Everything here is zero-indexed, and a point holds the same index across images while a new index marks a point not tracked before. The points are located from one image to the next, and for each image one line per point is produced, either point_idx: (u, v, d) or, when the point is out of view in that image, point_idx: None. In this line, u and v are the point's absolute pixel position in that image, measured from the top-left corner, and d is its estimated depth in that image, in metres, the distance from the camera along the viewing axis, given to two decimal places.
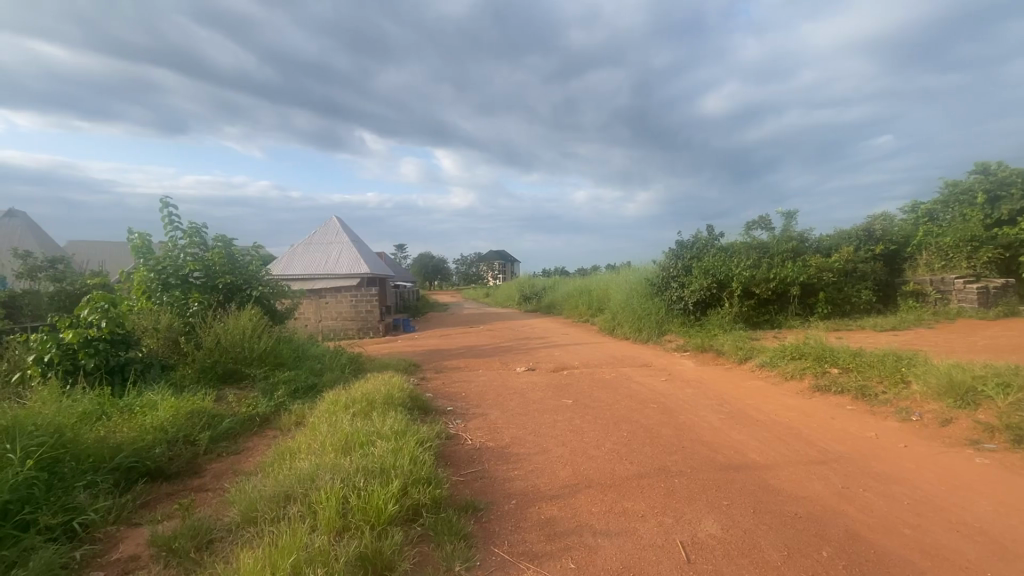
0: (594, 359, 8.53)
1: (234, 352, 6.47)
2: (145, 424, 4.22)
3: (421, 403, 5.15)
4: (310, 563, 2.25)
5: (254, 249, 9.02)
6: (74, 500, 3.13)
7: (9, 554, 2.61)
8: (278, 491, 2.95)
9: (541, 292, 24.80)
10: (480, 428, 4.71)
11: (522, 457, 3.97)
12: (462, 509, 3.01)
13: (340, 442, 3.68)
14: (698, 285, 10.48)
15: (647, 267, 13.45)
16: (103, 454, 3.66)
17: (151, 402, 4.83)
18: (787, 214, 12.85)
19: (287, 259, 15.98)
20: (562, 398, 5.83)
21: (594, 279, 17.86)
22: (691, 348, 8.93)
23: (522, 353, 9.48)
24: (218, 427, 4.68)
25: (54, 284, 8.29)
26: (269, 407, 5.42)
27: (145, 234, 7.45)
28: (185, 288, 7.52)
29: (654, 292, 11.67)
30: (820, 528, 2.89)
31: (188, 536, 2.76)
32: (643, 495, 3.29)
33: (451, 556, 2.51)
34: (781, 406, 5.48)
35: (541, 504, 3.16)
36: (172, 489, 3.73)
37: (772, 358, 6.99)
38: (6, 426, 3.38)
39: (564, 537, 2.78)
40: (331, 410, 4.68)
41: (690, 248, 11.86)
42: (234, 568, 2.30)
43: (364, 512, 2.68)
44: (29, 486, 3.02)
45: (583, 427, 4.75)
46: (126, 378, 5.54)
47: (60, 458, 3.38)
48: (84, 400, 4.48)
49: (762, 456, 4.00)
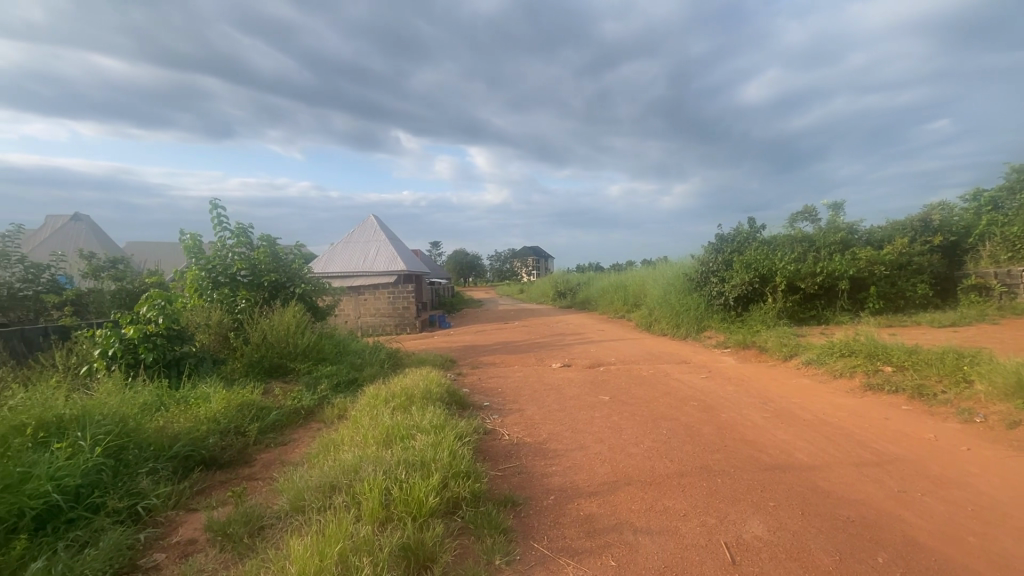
0: (632, 356, 8.42)
1: (280, 347, 6.72)
2: (200, 415, 4.44)
3: (458, 398, 5.21)
4: (356, 551, 2.31)
5: (297, 247, 9.33)
6: (137, 486, 3.34)
7: (82, 535, 2.81)
8: (324, 481, 3.06)
9: (576, 288, 24.66)
10: (517, 424, 4.72)
11: (559, 453, 3.96)
12: (501, 503, 3.04)
13: (382, 435, 3.78)
14: (740, 280, 10.18)
15: (686, 261, 13.16)
16: (162, 443, 3.88)
17: (205, 394, 5.08)
18: (834, 205, 12.29)
19: (327, 257, 16.44)
20: (600, 395, 5.78)
21: (629, 275, 17.60)
22: (733, 344, 8.68)
23: (557, 349, 9.45)
24: (266, 419, 4.88)
25: (115, 283, 8.80)
26: (313, 400, 5.62)
27: (197, 235, 7.81)
28: (233, 286, 7.87)
29: (693, 287, 11.41)
30: (875, 533, 2.76)
31: (242, 522, 2.88)
32: (684, 494, 3.23)
33: (491, 550, 2.54)
34: (830, 404, 5.26)
35: (580, 501, 3.14)
36: (226, 477, 3.91)
37: (819, 355, 6.71)
38: (77, 416, 3.65)
39: (604, 534, 2.76)
40: (372, 404, 4.82)
41: (730, 242, 11.52)
42: (286, 554, 2.39)
43: (406, 504, 2.74)
44: (98, 471, 3.26)
45: (621, 424, 4.69)
46: (181, 371, 5.86)
47: (125, 445, 3.62)
48: (144, 392, 4.75)
49: (810, 457, 3.85)
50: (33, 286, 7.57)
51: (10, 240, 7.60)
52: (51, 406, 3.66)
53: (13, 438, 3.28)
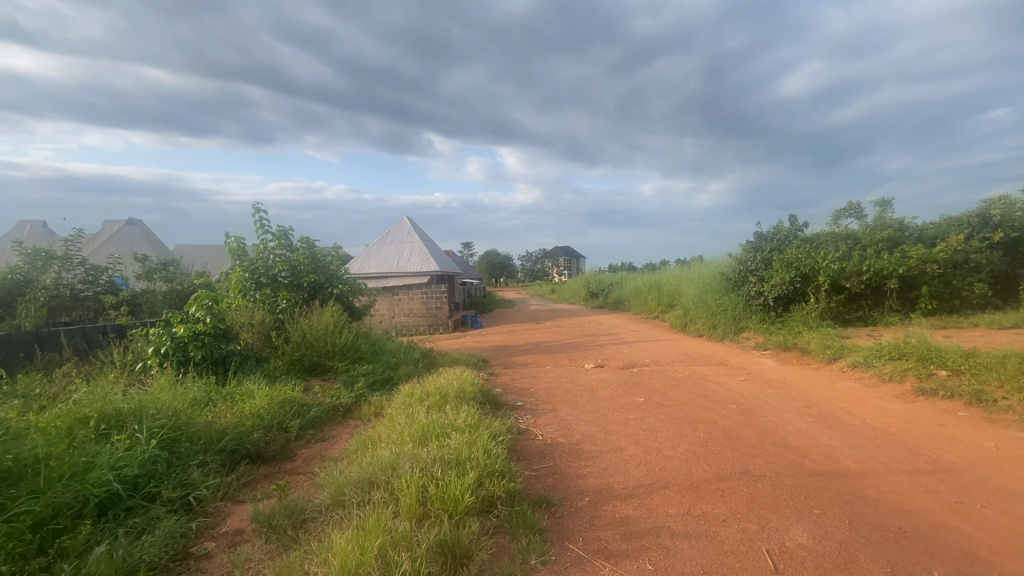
0: (666, 357, 8.26)
1: (319, 346, 6.92)
2: (246, 410, 4.63)
3: (491, 398, 5.24)
4: (395, 546, 2.36)
5: (334, 249, 9.59)
6: (189, 477, 3.51)
7: (139, 522, 2.97)
8: (363, 477, 3.14)
9: (608, 288, 24.43)
10: (551, 424, 4.72)
11: (593, 454, 3.93)
12: (536, 503, 3.04)
13: (417, 433, 3.84)
14: (780, 279, 9.85)
15: (723, 260, 12.84)
16: (211, 437, 4.07)
17: (249, 391, 5.28)
18: (882, 201, 11.73)
19: (363, 258, 16.81)
20: (634, 396, 5.70)
21: (664, 275, 17.29)
22: (773, 346, 8.42)
23: (590, 349, 9.38)
24: (307, 416, 5.04)
25: (166, 284, 9.26)
26: (351, 398, 5.76)
27: (241, 237, 8.13)
28: (275, 286, 8.16)
29: (730, 287, 11.12)
30: (929, 546, 2.63)
31: (285, 515, 2.99)
32: (724, 498, 3.15)
33: (527, 549, 2.55)
34: (878, 410, 5.03)
35: (615, 503, 3.12)
36: (270, 471, 4.05)
37: (866, 358, 6.42)
38: (133, 409, 3.88)
39: (641, 537, 2.73)
40: (408, 403, 4.89)
41: (769, 240, 11.16)
42: (327, 546, 2.47)
43: (442, 501, 2.78)
44: (153, 462, 3.46)
45: (656, 426, 4.62)
46: (228, 368, 6.11)
47: (177, 438, 3.81)
48: (193, 388, 4.98)
49: (858, 463, 3.70)
50: (92, 287, 8.05)
51: (72, 244, 8.10)
52: (110, 400, 3.90)
53: (78, 429, 3.52)
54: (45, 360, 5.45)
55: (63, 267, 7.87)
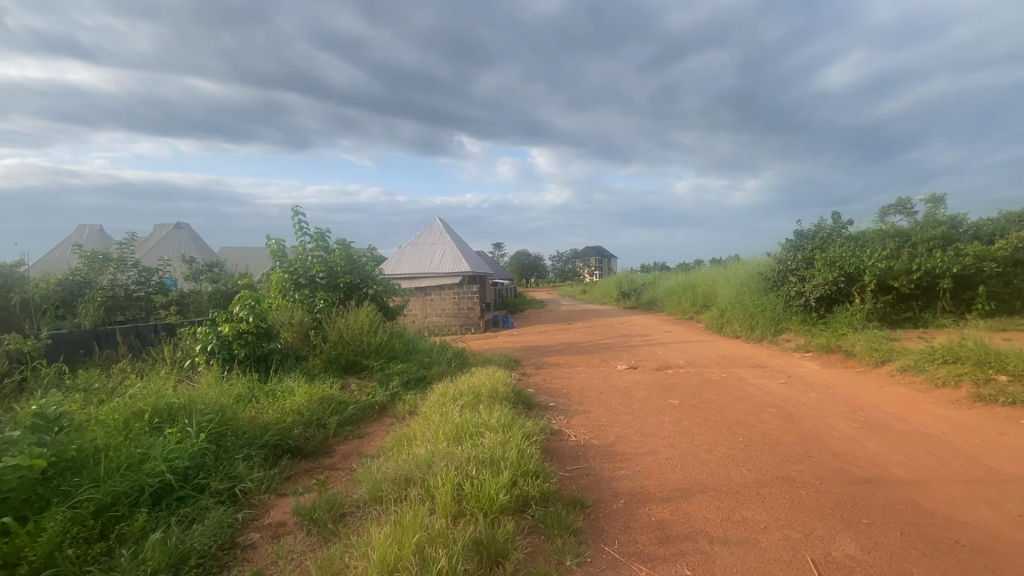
0: (702, 358, 8.08)
1: (355, 345, 7.08)
2: (287, 407, 4.78)
3: (524, 398, 5.24)
4: (432, 543, 2.40)
5: (369, 250, 9.79)
6: (234, 470, 3.65)
7: (190, 512, 3.11)
8: (399, 474, 3.20)
9: (640, 288, 24.08)
10: (584, 425, 4.68)
11: (628, 456, 3.89)
12: (570, 504, 3.03)
13: (451, 431, 3.89)
14: (823, 279, 9.48)
15: (761, 259, 12.45)
16: (255, 432, 4.22)
17: (290, 388, 5.46)
18: (933, 198, 11.13)
19: (396, 259, 17.11)
20: (669, 398, 5.60)
21: (698, 275, 16.94)
22: (815, 348, 8.13)
23: (623, 350, 9.27)
24: (345, 413, 5.17)
25: (212, 284, 9.66)
26: (385, 396, 5.87)
27: (281, 239, 8.40)
28: (313, 286, 8.41)
29: (769, 287, 10.80)
30: (990, 560, 2.48)
31: (325, 509, 3.08)
32: (765, 505, 3.06)
33: (562, 550, 2.54)
34: (931, 416, 4.77)
35: (651, 506, 3.07)
36: (309, 466, 4.17)
37: (916, 362, 6.11)
38: (183, 404, 4.08)
39: (678, 542, 2.68)
40: (442, 402, 4.96)
41: (811, 239, 10.74)
42: (366, 540, 2.53)
43: (477, 499, 2.81)
44: (202, 455, 3.63)
45: (693, 429, 4.52)
46: (269, 365, 6.34)
47: (223, 433, 3.98)
48: (238, 385, 5.20)
49: (909, 472, 3.52)
50: (145, 288, 8.53)
51: (126, 247, 8.56)
52: (162, 396, 4.12)
53: (134, 423, 3.73)
54: (103, 356, 5.79)
55: (119, 268, 8.36)
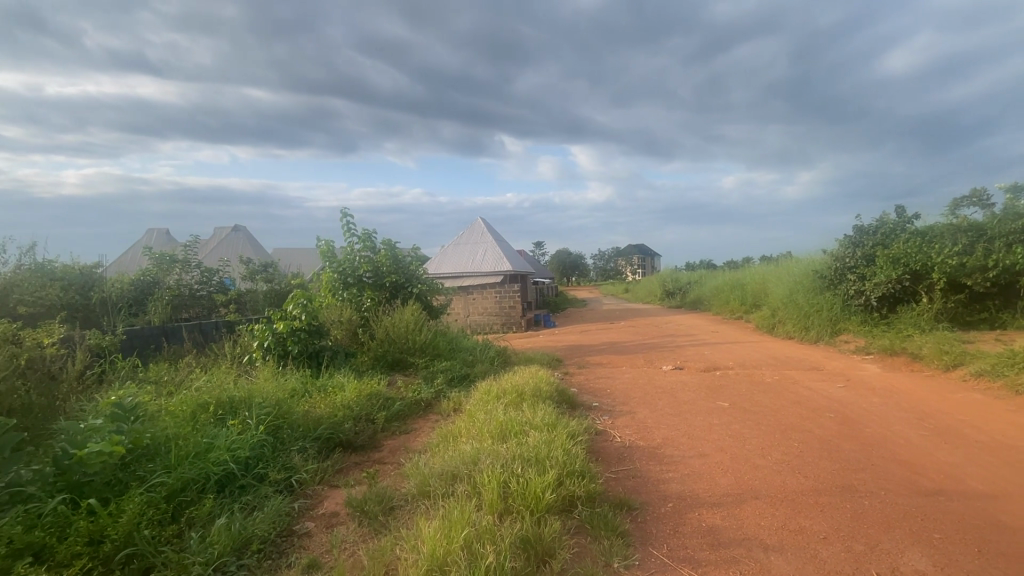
0: (752, 359, 7.81)
1: (400, 343, 7.26)
2: (338, 402, 4.95)
3: (568, 398, 5.21)
4: (479, 539, 2.43)
5: (413, 250, 9.98)
6: (291, 461, 3.82)
7: (251, 500, 3.29)
8: (446, 470, 3.26)
9: (684, 287, 23.44)
10: (629, 426, 4.61)
11: (675, 459, 3.80)
12: (617, 506, 2.99)
13: (496, 429, 3.92)
14: (885, 278, 8.95)
15: (817, 257, 11.80)
16: (309, 425, 4.40)
17: (340, 384, 5.66)
18: (1015, 188, 10.20)
19: (439, 258, 17.40)
20: (718, 401, 5.43)
21: (748, 273, 16.34)
22: (876, 350, 7.69)
23: (668, 351, 9.06)
24: (392, 408, 5.31)
25: (267, 284, 10.11)
26: (431, 393, 5.99)
27: (330, 241, 8.73)
28: (360, 286, 8.69)
29: (825, 286, 10.33)
30: None
31: (375, 501, 3.17)
32: (824, 514, 2.91)
33: (609, 552, 2.51)
34: (1010, 424, 4.41)
35: (701, 510, 2.99)
36: (359, 459, 4.30)
37: (994, 366, 5.67)
38: (243, 397, 4.32)
39: (730, 549, 2.60)
40: (485, 400, 5.01)
41: (872, 234, 10.07)
42: (415, 533, 2.60)
43: (523, 497, 2.82)
44: (261, 446, 3.82)
45: (744, 433, 4.36)
46: (321, 362, 6.59)
47: (280, 426, 4.18)
48: (292, 379, 5.44)
49: (986, 484, 3.27)
50: (207, 287, 9.01)
51: (191, 249, 9.14)
52: (225, 389, 4.37)
53: (200, 414, 3.99)
54: (171, 351, 6.18)
55: (184, 269, 8.89)
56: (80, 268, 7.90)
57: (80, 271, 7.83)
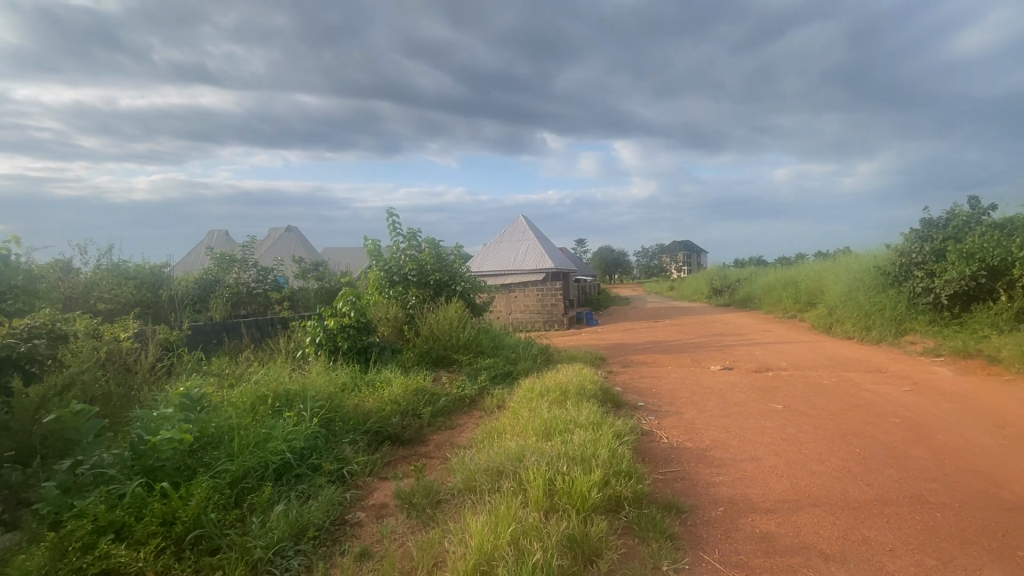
0: (808, 360, 7.46)
1: (444, 340, 7.38)
2: (386, 396, 5.08)
3: (612, 397, 5.13)
4: (526, 536, 2.44)
5: (457, 249, 10.10)
6: (342, 453, 3.97)
7: (306, 489, 3.43)
8: (492, 466, 3.29)
9: (733, 285, 22.65)
10: (677, 427, 4.50)
11: (726, 462, 3.67)
12: (665, 508, 2.92)
13: (541, 427, 3.92)
14: (957, 274, 8.30)
15: (881, 252, 11.06)
16: (359, 418, 4.55)
17: (387, 379, 5.83)
18: None
19: (482, 256, 17.55)
20: (771, 403, 5.22)
21: (802, 269, 15.62)
22: (947, 352, 7.19)
23: (717, 350, 8.78)
24: (437, 404, 5.40)
25: (318, 282, 10.49)
26: (475, 389, 6.06)
27: (377, 240, 8.99)
28: (406, 284, 8.91)
29: (889, 283, 9.71)
30: None
31: (423, 494, 3.24)
32: (891, 526, 2.74)
33: (658, 554, 2.46)
34: None
35: (754, 516, 2.88)
36: (407, 453, 4.40)
37: None
38: (297, 391, 4.51)
39: (787, 556, 2.49)
40: (529, 397, 5.03)
41: (942, 227, 9.37)
42: (462, 527, 2.64)
43: (569, 496, 2.80)
44: (314, 437, 3.99)
45: (800, 437, 4.17)
46: (369, 357, 6.79)
47: (332, 419, 4.35)
48: (343, 374, 5.65)
49: None
50: (262, 285, 9.45)
51: (249, 249, 9.61)
52: (281, 383, 4.59)
53: (259, 406, 4.21)
54: (231, 346, 6.53)
55: (241, 268, 9.32)
56: (150, 268, 8.47)
57: (150, 271, 8.39)
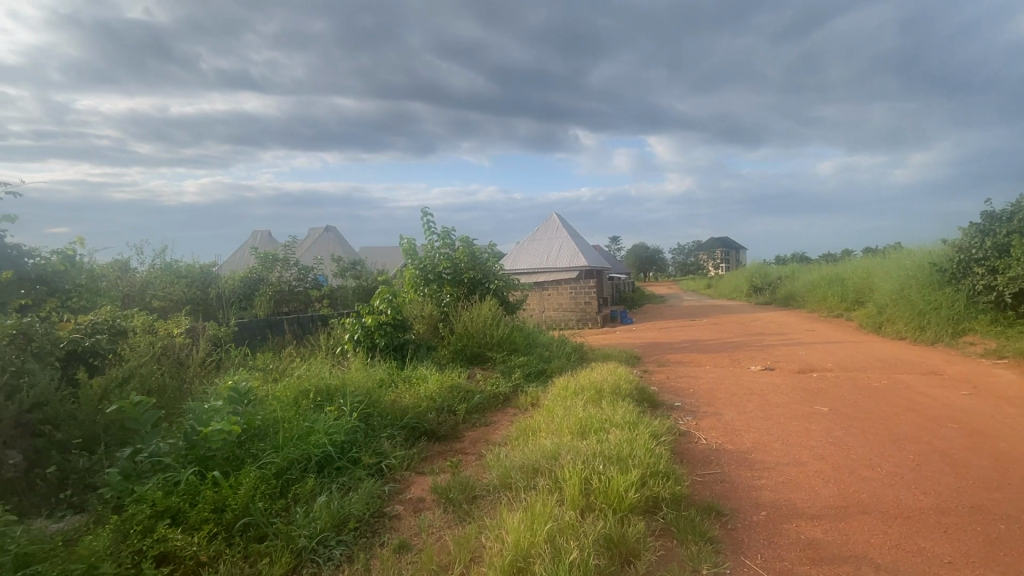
0: (855, 361, 7.14)
1: (479, 338, 7.43)
2: (422, 393, 5.16)
3: (648, 396, 5.06)
4: (562, 534, 2.44)
5: (490, 247, 10.15)
6: (381, 447, 4.06)
7: (346, 482, 3.53)
8: (527, 463, 3.30)
9: (774, 283, 21.89)
10: (716, 428, 4.39)
11: (769, 465, 3.56)
12: (705, 511, 2.86)
13: (576, 425, 3.91)
14: (1021, 271, 7.74)
15: (936, 246, 10.45)
16: (396, 414, 4.65)
17: (423, 375, 5.93)
18: None
19: (515, 253, 17.58)
20: (816, 405, 5.02)
21: (849, 266, 14.94)
22: (1011, 354, 6.73)
23: (757, 350, 8.51)
24: (472, 401, 5.45)
25: (355, 280, 10.74)
26: (509, 387, 6.09)
27: (412, 239, 9.14)
28: (440, 282, 9.03)
29: (945, 280, 9.16)
30: None
31: (459, 490, 3.28)
32: (949, 537, 2.60)
33: (696, 557, 2.41)
34: None
35: (800, 522, 2.79)
36: (442, 449, 4.47)
37: None
38: (337, 386, 4.65)
39: (835, 565, 2.40)
40: (563, 395, 5.01)
41: (1006, 220, 8.77)
42: (499, 524, 2.65)
43: (606, 496, 2.78)
44: (354, 431, 4.10)
45: (847, 441, 3.99)
46: (405, 354, 6.93)
47: (371, 414, 4.46)
48: (380, 370, 5.79)
49: None
50: (303, 283, 9.76)
51: (291, 248, 9.94)
52: (322, 378, 4.74)
53: (302, 400, 4.36)
54: (275, 341, 6.79)
55: (284, 267, 9.67)
56: (199, 267, 8.90)
57: (200, 270, 8.81)
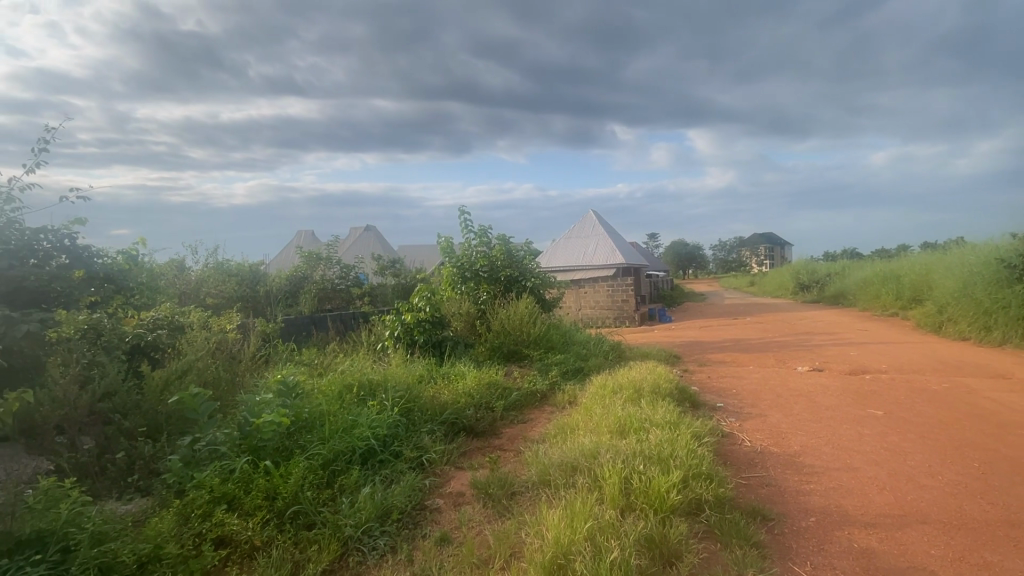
0: (913, 363, 6.76)
1: (515, 336, 7.46)
2: (461, 389, 5.23)
3: (689, 396, 4.96)
4: (603, 532, 2.43)
5: (527, 244, 10.18)
6: (421, 442, 4.15)
7: (388, 474, 3.63)
8: (566, 461, 3.29)
9: (823, 281, 20.95)
10: (761, 430, 4.25)
11: (818, 470, 3.42)
12: (750, 515, 2.79)
13: (615, 424, 3.87)
14: None
15: (1005, 241, 9.74)
16: (436, 409, 4.73)
17: (461, 372, 6.01)
18: None
19: (551, 251, 17.53)
20: (868, 408, 4.79)
21: (906, 262, 14.12)
22: None
23: (804, 350, 8.17)
24: (509, 398, 5.48)
25: (394, 278, 10.98)
26: (546, 385, 6.10)
27: (449, 238, 9.27)
28: (477, 280, 9.12)
29: (1014, 278, 8.55)
30: None
31: (498, 485, 3.31)
32: (1019, 551, 2.43)
33: (742, 562, 2.35)
34: None
35: (852, 529, 2.67)
36: (481, 444, 4.52)
37: None
38: (378, 381, 4.78)
39: None
40: (602, 394, 4.97)
41: None
42: (538, 520, 2.67)
43: (646, 496, 2.75)
44: (395, 425, 4.20)
45: (904, 446, 3.79)
46: (443, 350, 7.05)
47: (411, 409, 4.55)
48: (419, 366, 5.91)
49: None
50: (345, 281, 10.06)
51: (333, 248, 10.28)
52: (364, 373, 4.88)
53: (345, 394, 4.50)
54: (319, 337, 7.05)
55: (327, 266, 10.01)
56: (249, 266, 9.31)
57: (249, 269, 9.22)
